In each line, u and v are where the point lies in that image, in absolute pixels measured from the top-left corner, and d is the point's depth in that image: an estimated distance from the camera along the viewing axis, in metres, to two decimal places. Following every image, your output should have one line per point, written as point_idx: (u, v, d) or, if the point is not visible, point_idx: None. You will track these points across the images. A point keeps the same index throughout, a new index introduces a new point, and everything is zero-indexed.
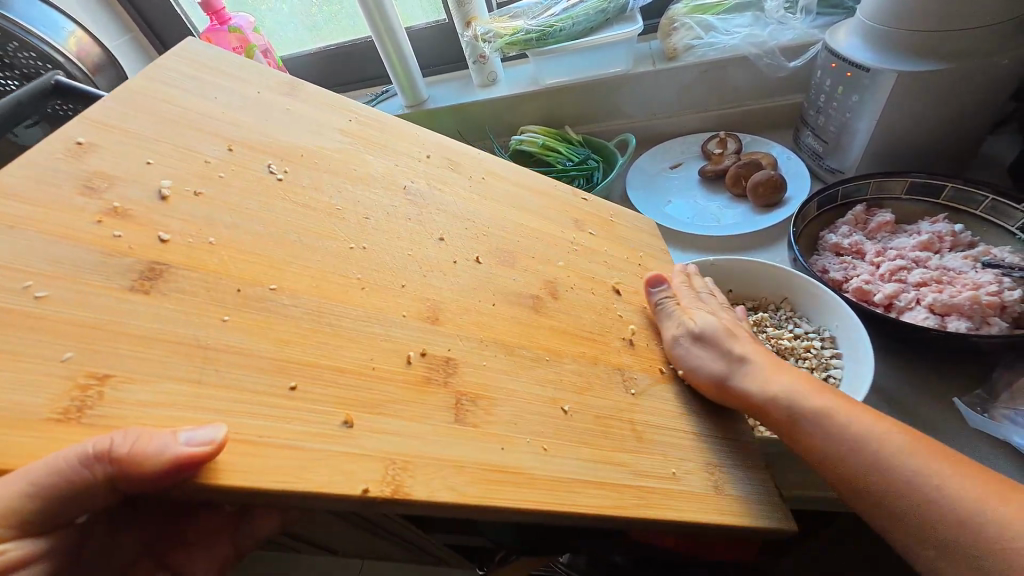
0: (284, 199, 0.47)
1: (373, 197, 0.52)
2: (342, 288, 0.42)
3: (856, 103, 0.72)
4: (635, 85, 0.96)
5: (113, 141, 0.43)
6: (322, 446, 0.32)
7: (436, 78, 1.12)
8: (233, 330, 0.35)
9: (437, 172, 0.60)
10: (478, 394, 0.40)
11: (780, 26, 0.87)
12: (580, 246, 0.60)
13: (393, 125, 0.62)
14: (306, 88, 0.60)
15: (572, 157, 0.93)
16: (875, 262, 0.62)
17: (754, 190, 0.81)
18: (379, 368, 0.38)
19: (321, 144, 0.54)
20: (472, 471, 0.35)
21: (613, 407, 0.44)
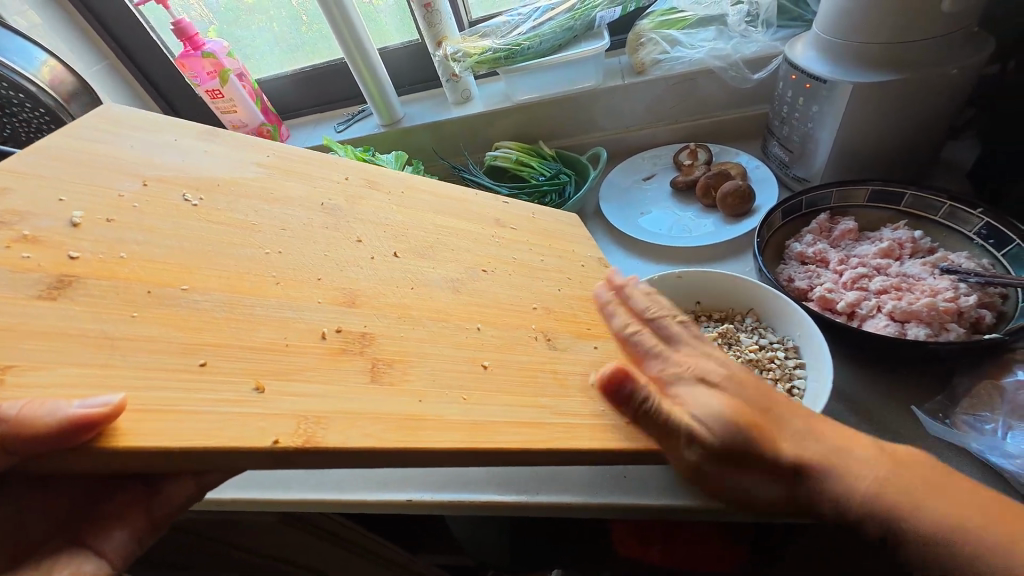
0: (198, 220, 0.48)
1: (291, 215, 0.53)
2: (258, 284, 0.44)
3: (818, 114, 0.73)
4: (607, 99, 0.97)
5: (25, 186, 0.46)
6: (233, 408, 0.35)
7: (412, 96, 1.13)
8: (142, 323, 0.38)
9: (354, 191, 0.59)
10: (395, 359, 0.42)
11: (744, 39, 0.88)
12: (500, 238, 0.60)
13: (315, 156, 0.62)
14: (223, 133, 0.59)
15: (544, 172, 0.94)
16: (838, 271, 0.63)
17: (723, 201, 0.82)
18: (295, 343, 0.40)
19: (238, 176, 0.55)
20: (390, 421, 0.37)
21: (536, 360, 0.45)
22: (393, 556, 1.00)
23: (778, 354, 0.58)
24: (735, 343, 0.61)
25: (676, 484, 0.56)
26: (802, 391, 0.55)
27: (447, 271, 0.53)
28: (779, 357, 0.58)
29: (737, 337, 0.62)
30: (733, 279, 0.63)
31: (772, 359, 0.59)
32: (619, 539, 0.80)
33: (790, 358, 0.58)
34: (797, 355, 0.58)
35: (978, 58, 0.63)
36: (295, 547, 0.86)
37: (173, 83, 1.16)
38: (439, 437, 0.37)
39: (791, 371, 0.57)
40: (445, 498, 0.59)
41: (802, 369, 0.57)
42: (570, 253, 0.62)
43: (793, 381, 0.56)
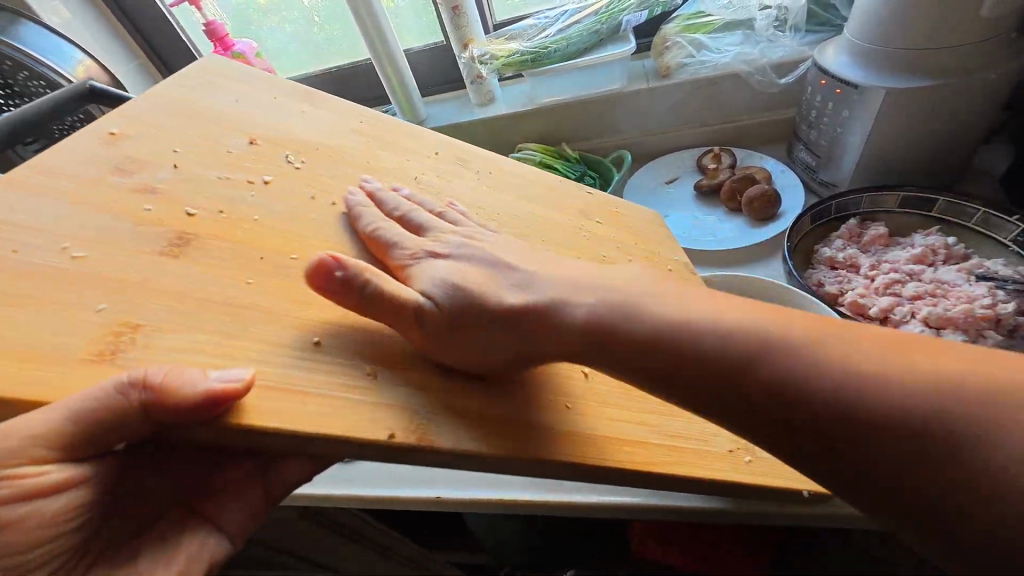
0: (304, 184, 0.50)
1: (389, 185, 0.54)
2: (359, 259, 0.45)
3: (848, 118, 0.73)
4: (632, 101, 0.97)
5: (144, 132, 0.48)
6: (352, 393, 0.35)
7: (435, 97, 1.14)
8: (258, 289, 0.39)
9: (445, 167, 0.61)
10: None
11: (771, 44, 0.88)
12: (589, 232, 0.61)
13: (402, 125, 0.63)
14: (317, 95, 0.61)
15: (569, 174, 0.94)
16: (870, 275, 0.63)
17: (749, 205, 0.83)
18: (404, 329, 0.41)
19: (337, 142, 0.57)
20: (497, 424, 0.38)
21: None
22: (412, 555, 1.00)
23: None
24: None
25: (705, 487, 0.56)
26: None
27: None
28: None
29: None
30: (763, 282, 0.63)
31: None
32: (637, 537, 0.80)
33: None
34: None
35: (1013, 66, 0.63)
36: (318, 548, 0.87)
37: None
38: (546, 445, 0.39)
39: None
40: (474, 497, 0.59)
41: None
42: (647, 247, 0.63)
43: None
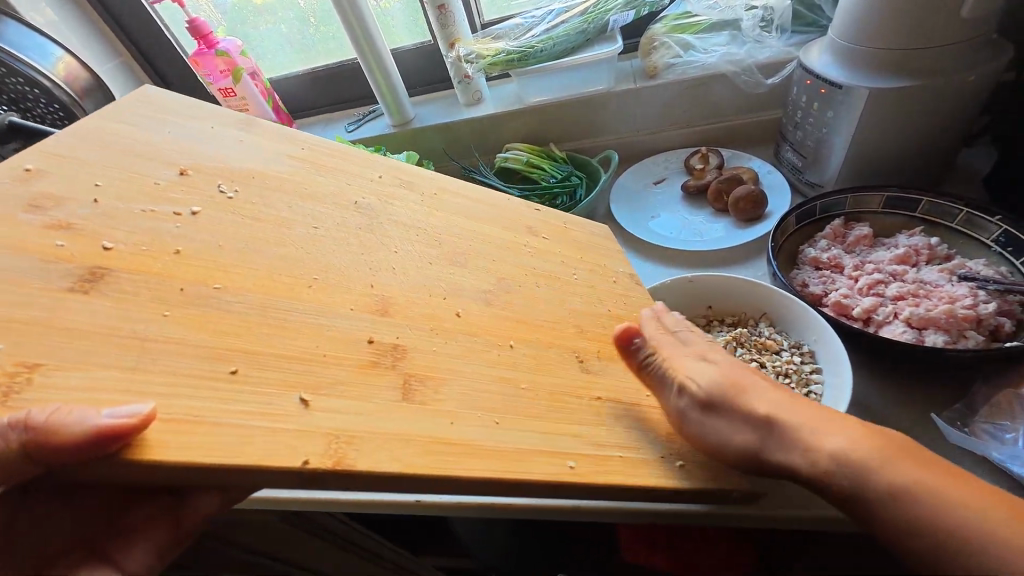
0: (229, 212, 0.48)
1: (322, 212, 0.53)
2: (289, 285, 0.44)
3: (833, 118, 0.73)
4: (620, 102, 0.97)
5: (65, 167, 0.47)
6: (269, 422, 0.35)
7: (423, 97, 1.13)
8: (172, 324, 0.38)
9: (388, 190, 0.60)
10: (427, 374, 0.42)
11: (758, 45, 0.87)
12: (532, 247, 0.60)
13: (346, 149, 0.62)
14: (261, 123, 0.60)
15: (556, 174, 0.93)
16: (854, 275, 0.63)
17: (735, 205, 0.82)
18: (331, 355, 0.40)
19: (272, 168, 0.55)
20: (420, 444, 0.37)
21: (571, 384, 0.46)
22: (399, 560, 0.99)
23: (795, 358, 0.57)
24: (749, 347, 0.60)
25: None
26: (818, 396, 0.54)
27: (473, 281, 0.53)
28: (795, 362, 0.57)
29: (749, 341, 0.61)
30: (747, 282, 0.63)
31: (788, 364, 0.57)
32: (627, 543, 0.79)
33: (806, 363, 0.57)
34: (813, 360, 0.57)
35: (994, 67, 0.63)
36: (302, 556, 0.85)
37: (186, 81, 1.17)
38: (471, 464, 0.38)
39: (807, 376, 0.56)
40: (457, 501, 0.59)
41: (818, 375, 0.55)
42: (594, 261, 0.63)
43: (810, 386, 0.55)
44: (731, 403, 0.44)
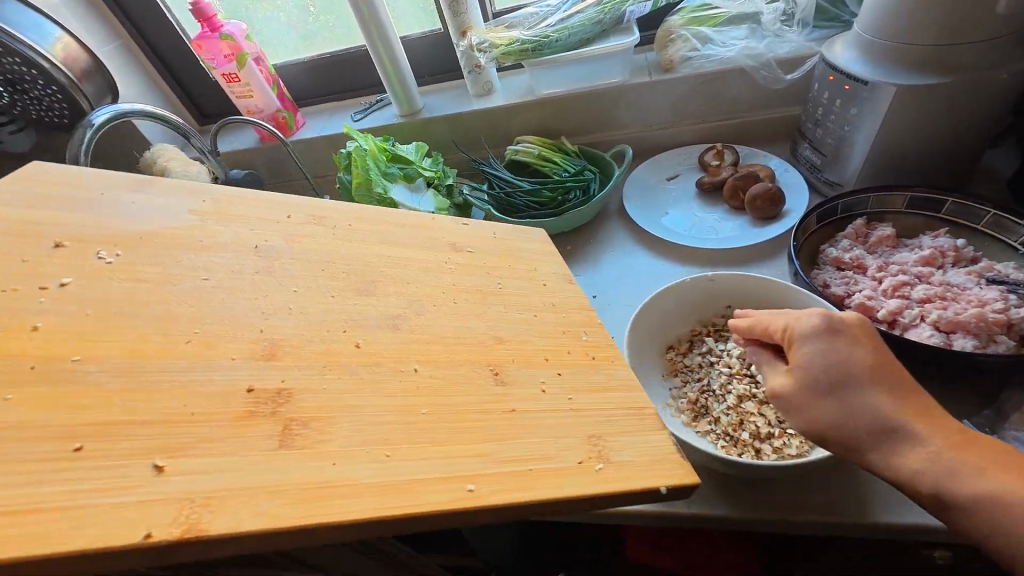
0: (113, 279, 0.40)
1: (221, 261, 0.45)
2: (164, 346, 0.37)
3: (856, 115, 0.72)
4: (634, 95, 0.95)
5: None
6: (111, 499, 0.29)
7: (432, 87, 1.11)
8: (14, 408, 0.31)
9: (300, 232, 0.52)
10: (312, 416, 0.36)
11: (778, 39, 0.85)
12: (456, 263, 0.55)
13: (263, 197, 0.55)
14: (161, 180, 0.52)
15: (568, 168, 0.92)
16: (877, 276, 0.62)
17: (752, 203, 0.81)
18: (202, 412, 0.34)
19: (166, 225, 0.47)
20: (293, 493, 0.32)
21: (482, 400, 0.41)
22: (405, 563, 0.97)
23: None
24: None
25: (705, 496, 0.53)
26: None
27: (388, 303, 0.47)
28: None
29: None
30: (770, 283, 0.61)
31: None
32: (632, 546, 0.78)
33: None
34: None
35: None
36: None
37: (188, 66, 1.14)
38: (351, 507, 0.32)
39: None
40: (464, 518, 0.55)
41: None
42: (517, 264, 0.58)
43: None
44: (840, 392, 0.43)
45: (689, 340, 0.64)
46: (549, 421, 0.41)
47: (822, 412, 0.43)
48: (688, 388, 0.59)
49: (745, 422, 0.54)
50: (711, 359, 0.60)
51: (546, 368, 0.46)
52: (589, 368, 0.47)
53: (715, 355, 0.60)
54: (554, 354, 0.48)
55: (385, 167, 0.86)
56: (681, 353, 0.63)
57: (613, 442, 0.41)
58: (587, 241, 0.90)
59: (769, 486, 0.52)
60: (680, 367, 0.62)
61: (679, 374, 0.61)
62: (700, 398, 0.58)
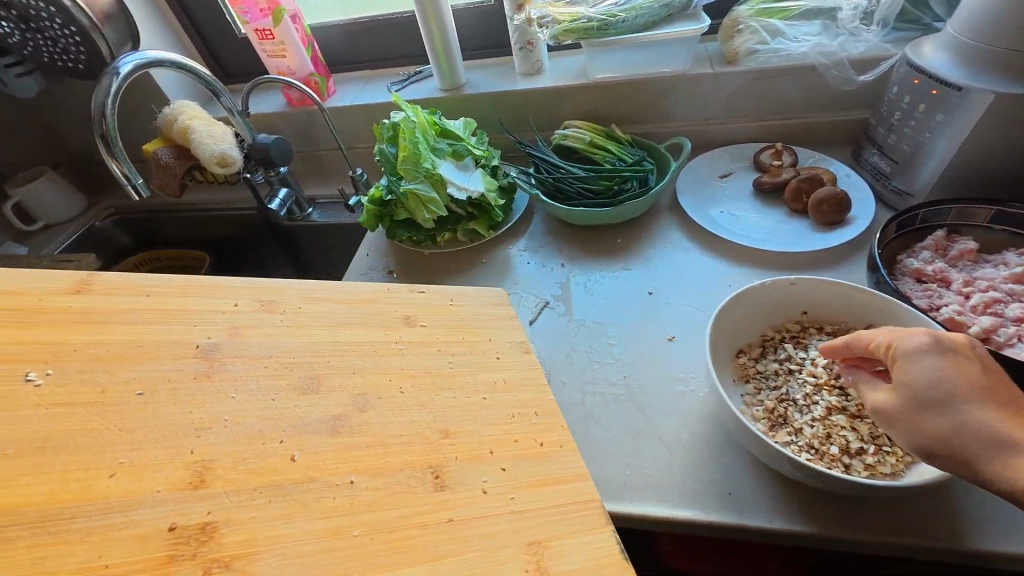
0: (37, 411, 0.35)
1: (162, 371, 0.40)
2: (85, 483, 0.32)
3: (941, 123, 0.69)
4: (694, 86, 0.92)
5: None
6: None
7: (475, 63, 1.05)
8: None
9: (249, 319, 0.47)
10: (236, 556, 0.32)
11: (852, 38, 0.82)
12: (404, 343, 0.51)
13: (202, 282, 0.49)
14: (100, 278, 0.45)
15: (623, 158, 0.87)
16: (963, 292, 0.59)
17: (817, 208, 0.77)
18: (113, 565, 0.30)
19: (98, 337, 0.41)
20: None
21: (414, 513, 0.38)
22: None
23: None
24: None
25: (788, 507, 0.51)
26: None
27: (325, 408, 0.43)
28: None
29: None
30: (857, 290, 0.58)
31: None
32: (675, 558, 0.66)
33: None
34: None
35: None
36: None
37: (213, 19, 1.07)
38: None
39: None
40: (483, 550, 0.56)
41: None
42: (473, 338, 0.55)
43: None
44: (944, 408, 0.40)
45: (761, 346, 0.61)
46: (480, 530, 0.38)
47: (926, 425, 0.40)
48: (764, 396, 0.56)
49: (833, 435, 0.51)
50: (792, 367, 0.58)
51: (489, 464, 0.43)
52: (537, 459, 0.45)
53: (796, 363, 0.58)
54: (498, 445, 0.45)
55: (434, 143, 0.81)
56: (753, 358, 0.60)
57: (554, 547, 0.38)
58: (638, 236, 0.86)
59: (869, 504, 0.50)
60: (753, 373, 0.59)
61: (752, 381, 0.58)
62: (779, 406, 0.55)
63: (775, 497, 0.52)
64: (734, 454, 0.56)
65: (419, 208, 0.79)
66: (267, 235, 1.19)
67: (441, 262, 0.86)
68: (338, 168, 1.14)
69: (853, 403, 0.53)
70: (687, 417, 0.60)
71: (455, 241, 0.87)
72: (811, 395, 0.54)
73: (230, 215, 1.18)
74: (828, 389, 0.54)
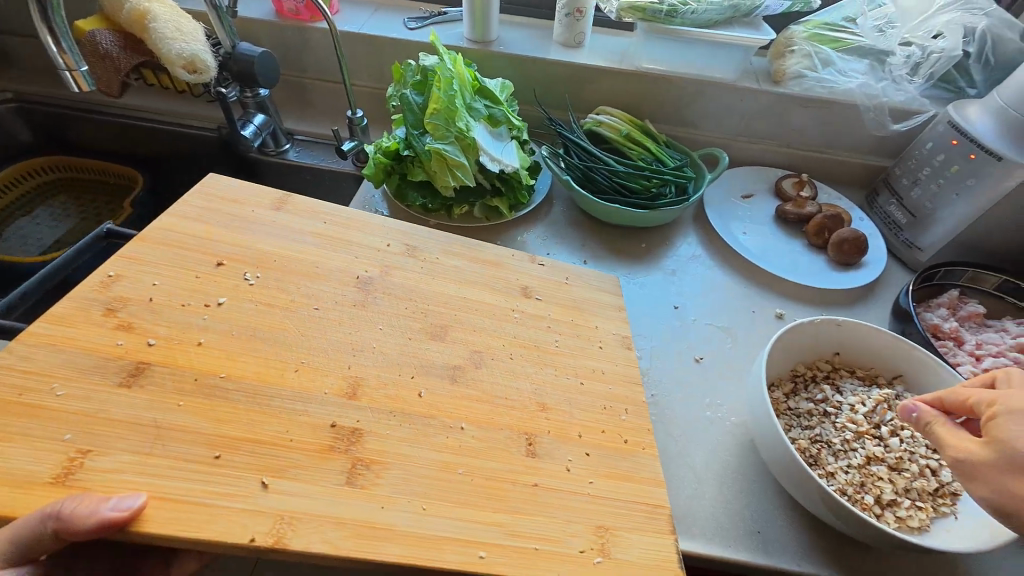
0: (248, 300, 0.55)
1: (326, 290, 0.59)
2: (280, 370, 0.50)
3: (970, 187, 0.72)
4: (735, 99, 0.88)
5: (138, 273, 0.53)
6: (236, 502, 0.41)
7: (511, 20, 0.95)
8: (184, 412, 0.44)
9: (392, 259, 0.66)
10: (374, 459, 0.47)
11: (894, 85, 0.84)
12: (522, 313, 0.64)
13: (360, 219, 0.69)
14: (295, 200, 0.68)
15: (660, 159, 0.83)
16: (974, 353, 0.63)
17: (838, 246, 0.78)
18: (296, 440, 0.46)
19: (292, 247, 0.62)
20: (351, 527, 0.42)
21: (508, 470, 0.49)
22: None
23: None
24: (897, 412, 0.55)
25: (816, 553, 0.50)
26: None
27: (450, 352, 0.58)
28: None
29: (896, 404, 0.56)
30: (896, 339, 0.58)
31: None
32: None
33: None
34: None
35: None
36: None
37: None
38: (387, 548, 0.42)
39: None
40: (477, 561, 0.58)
41: None
42: (586, 326, 0.65)
43: None
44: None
45: (791, 381, 0.60)
46: (561, 503, 0.48)
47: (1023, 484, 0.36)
48: (796, 434, 0.55)
49: (869, 484, 0.51)
50: (828, 409, 0.56)
51: (575, 446, 0.53)
52: (618, 453, 0.53)
53: (832, 405, 0.57)
54: (586, 431, 0.54)
55: (470, 101, 0.71)
56: (785, 393, 0.59)
57: (618, 536, 0.47)
58: (662, 244, 0.82)
59: (897, 559, 0.51)
60: (784, 409, 0.57)
61: (783, 416, 0.57)
62: (811, 447, 0.54)
63: (803, 541, 0.51)
64: (761, 489, 0.55)
65: (443, 172, 0.69)
66: (224, 166, 0.99)
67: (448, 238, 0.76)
68: (327, 104, 0.97)
69: (891, 454, 0.52)
70: (715, 447, 0.58)
71: (469, 218, 0.77)
72: (850, 441, 0.53)
73: (182, 132, 0.96)
74: (868, 437, 0.53)
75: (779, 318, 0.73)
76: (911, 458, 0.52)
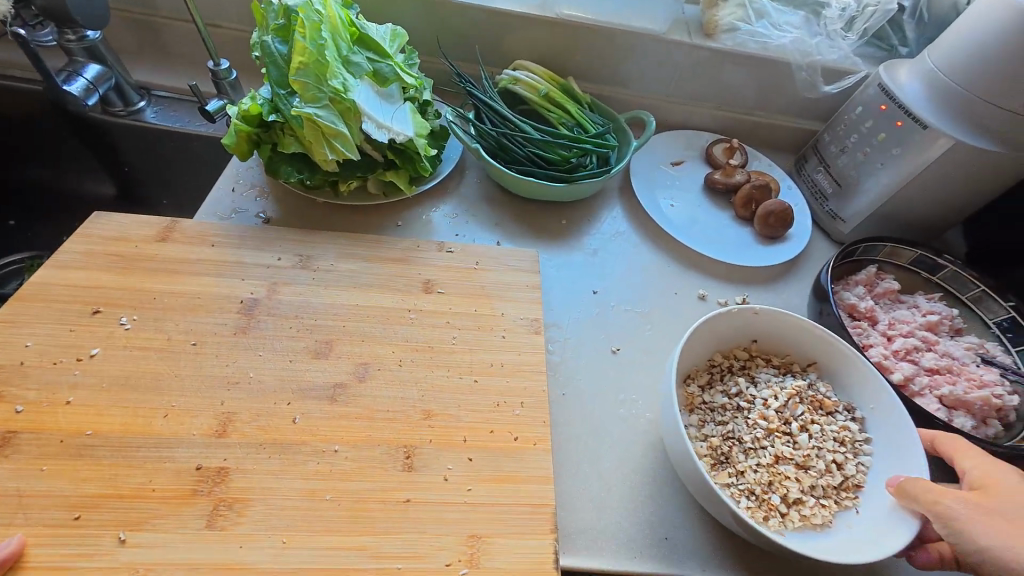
0: (127, 349, 0.49)
1: (205, 322, 0.52)
2: (147, 419, 0.46)
3: (895, 156, 0.68)
4: (664, 54, 0.80)
5: (12, 332, 0.49)
6: (91, 562, 0.39)
7: None
8: (47, 477, 0.42)
9: (287, 275, 0.57)
10: (238, 497, 0.43)
11: (829, 42, 0.78)
12: (417, 313, 0.56)
13: (252, 235, 0.60)
14: (181, 224, 0.59)
15: (581, 124, 0.74)
16: (887, 334, 0.61)
17: (764, 219, 0.74)
18: (159, 488, 0.42)
19: (178, 279, 0.54)
20: (205, 571, 0.39)
21: (381, 488, 0.44)
22: None
23: (852, 426, 0.52)
24: (808, 403, 0.53)
25: (722, 556, 0.48)
26: (867, 468, 0.50)
27: (333, 368, 0.51)
28: (850, 430, 0.52)
29: (807, 394, 0.54)
30: (811, 326, 0.56)
31: (841, 430, 0.52)
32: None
33: (857, 430, 0.52)
34: (862, 427, 0.53)
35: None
36: None
37: None
38: None
39: (857, 445, 0.52)
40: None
41: (868, 445, 0.52)
42: (485, 312, 0.57)
43: (859, 457, 0.51)
44: None
45: (707, 372, 0.56)
46: (433, 516, 0.43)
47: None
48: (709, 431, 0.52)
49: (776, 484, 0.48)
50: (742, 403, 0.53)
51: (457, 452, 0.47)
52: (505, 454, 0.48)
53: (745, 399, 0.54)
54: (471, 433, 0.48)
55: (348, 53, 0.58)
56: (700, 386, 0.55)
57: (490, 543, 0.43)
58: (584, 221, 0.75)
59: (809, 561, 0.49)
60: (698, 403, 0.54)
61: (697, 412, 0.53)
62: (723, 445, 0.51)
63: (711, 543, 0.49)
64: (672, 491, 0.52)
65: (318, 142, 0.58)
66: (65, 129, 0.80)
67: (338, 220, 0.66)
68: (188, 49, 0.80)
69: (800, 451, 0.50)
70: (627, 448, 0.54)
71: (362, 194, 0.67)
72: (760, 438, 0.51)
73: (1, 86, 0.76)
74: (778, 435, 0.51)
75: (702, 299, 0.69)
76: (817, 454, 0.50)
